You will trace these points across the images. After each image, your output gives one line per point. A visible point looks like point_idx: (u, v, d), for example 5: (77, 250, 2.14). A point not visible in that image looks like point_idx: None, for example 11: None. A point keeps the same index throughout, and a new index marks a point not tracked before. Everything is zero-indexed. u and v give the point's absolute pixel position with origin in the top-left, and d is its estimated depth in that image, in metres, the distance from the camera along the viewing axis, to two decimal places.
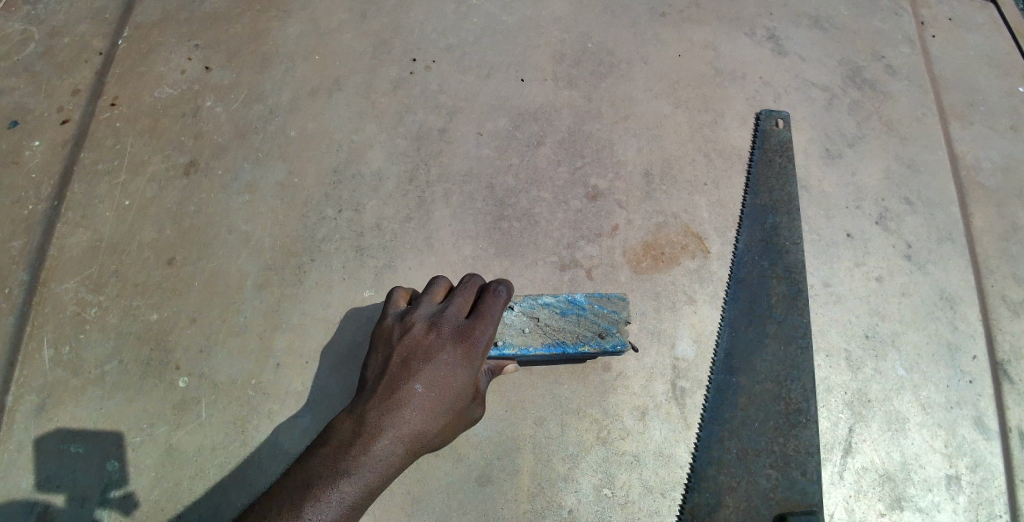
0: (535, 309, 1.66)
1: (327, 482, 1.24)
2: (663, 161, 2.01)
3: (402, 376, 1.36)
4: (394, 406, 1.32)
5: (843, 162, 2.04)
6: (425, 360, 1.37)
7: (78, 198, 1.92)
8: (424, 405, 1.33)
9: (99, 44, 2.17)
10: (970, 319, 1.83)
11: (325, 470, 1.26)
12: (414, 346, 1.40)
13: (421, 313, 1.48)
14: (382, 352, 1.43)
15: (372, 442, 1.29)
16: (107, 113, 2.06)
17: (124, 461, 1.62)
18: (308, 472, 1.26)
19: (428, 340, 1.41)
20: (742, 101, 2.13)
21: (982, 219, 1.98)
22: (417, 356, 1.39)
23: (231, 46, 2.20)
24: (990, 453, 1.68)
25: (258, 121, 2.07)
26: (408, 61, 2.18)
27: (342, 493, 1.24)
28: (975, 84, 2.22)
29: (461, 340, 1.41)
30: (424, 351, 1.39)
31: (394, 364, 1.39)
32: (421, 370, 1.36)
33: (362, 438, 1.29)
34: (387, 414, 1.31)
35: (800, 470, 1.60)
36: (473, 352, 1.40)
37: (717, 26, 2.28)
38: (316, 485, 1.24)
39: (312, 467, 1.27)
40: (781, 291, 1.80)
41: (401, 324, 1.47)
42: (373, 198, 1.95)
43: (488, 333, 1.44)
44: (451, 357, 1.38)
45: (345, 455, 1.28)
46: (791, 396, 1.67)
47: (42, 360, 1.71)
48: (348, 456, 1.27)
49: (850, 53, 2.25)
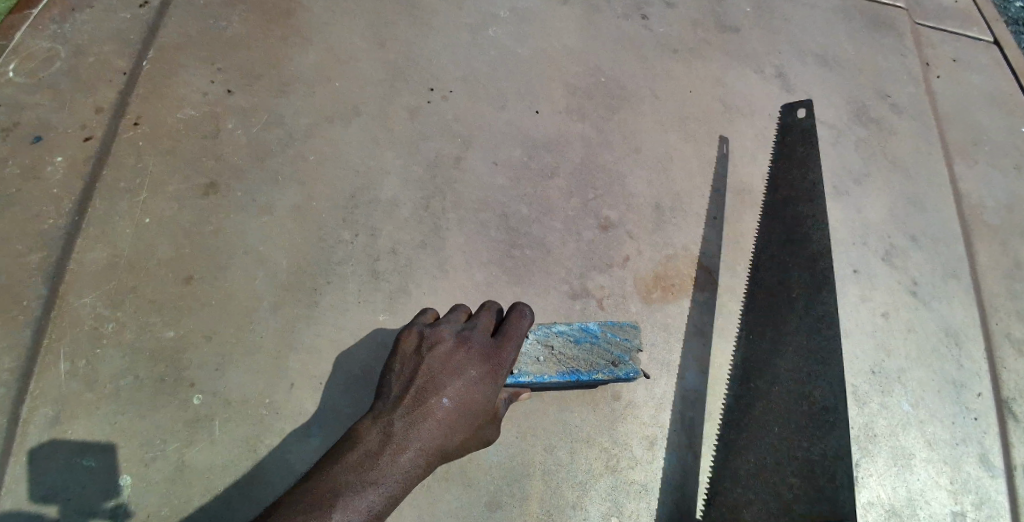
0: (549, 337, 1.69)
1: (358, 489, 1.23)
2: (673, 194, 2.05)
3: (433, 388, 1.39)
4: (425, 418, 1.35)
5: (851, 198, 2.07)
6: (456, 376, 1.41)
7: (99, 215, 1.96)
8: (452, 420, 1.37)
9: (123, 64, 2.23)
10: (975, 356, 1.86)
11: (355, 474, 1.24)
12: (444, 359, 1.43)
13: (448, 327, 1.51)
14: (410, 360, 1.44)
15: (403, 451, 1.30)
16: (130, 132, 2.11)
17: (136, 477, 1.64)
18: (338, 476, 1.24)
19: (459, 355, 1.44)
20: (750, 136, 2.18)
21: (986, 257, 2.02)
22: (447, 369, 1.42)
23: (253, 71, 2.25)
24: (995, 491, 1.70)
25: (278, 145, 2.12)
26: (425, 90, 2.24)
27: (371, 500, 1.23)
28: (979, 124, 2.27)
29: (487, 360, 1.47)
30: (454, 365, 1.43)
31: (425, 374, 1.41)
32: (452, 384, 1.40)
33: (393, 446, 1.30)
34: (419, 424, 1.34)
35: (826, 478, 1.51)
36: (497, 372, 1.47)
37: (727, 62, 2.34)
38: (347, 490, 1.22)
39: (342, 470, 1.25)
40: (801, 285, 1.79)
41: (428, 335, 1.48)
42: (388, 223, 1.99)
43: (510, 355, 1.51)
44: (479, 375, 1.43)
45: (377, 462, 1.28)
46: (815, 393, 1.62)
47: (56, 373, 1.73)
48: (379, 463, 1.28)
49: (856, 91, 2.30)
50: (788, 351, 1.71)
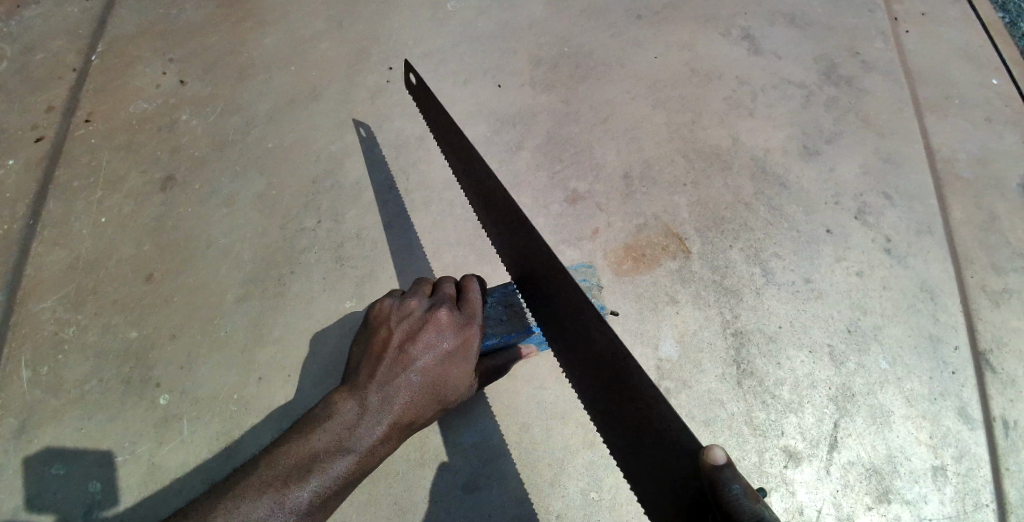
0: (509, 295, 1.63)
1: (327, 458, 1.18)
2: (643, 162, 2.01)
3: (403, 359, 1.27)
4: (394, 389, 1.25)
5: (821, 158, 2.05)
6: (426, 346, 1.28)
7: (55, 217, 1.90)
8: (424, 394, 1.27)
9: (72, 59, 2.15)
10: (952, 310, 1.84)
11: (323, 445, 1.19)
12: (413, 330, 1.31)
13: (416, 299, 1.37)
14: (378, 335, 1.33)
15: (374, 423, 1.22)
16: (82, 129, 2.04)
17: (107, 481, 1.58)
18: (305, 445, 1.19)
19: (429, 325, 1.31)
20: (719, 100, 2.14)
21: (961, 211, 1.99)
22: (416, 340, 1.30)
23: (207, 59, 2.18)
24: (974, 443, 1.67)
25: (235, 134, 2.05)
26: (385, 69, 2.18)
27: (340, 472, 1.18)
28: (949, 77, 2.24)
29: (460, 328, 1.33)
30: (424, 336, 1.30)
31: (393, 346, 1.29)
32: (423, 355, 1.28)
33: (364, 419, 1.22)
34: (387, 396, 1.24)
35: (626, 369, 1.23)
36: (471, 344, 1.33)
37: (694, 26, 2.29)
38: (314, 458, 1.18)
39: (310, 440, 1.19)
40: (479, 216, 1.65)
41: (397, 308, 1.36)
42: (353, 208, 1.94)
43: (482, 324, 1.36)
44: (451, 345, 1.30)
45: (344, 434, 1.20)
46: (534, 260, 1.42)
47: (21, 381, 1.69)
48: (349, 434, 1.20)
49: (825, 50, 2.27)
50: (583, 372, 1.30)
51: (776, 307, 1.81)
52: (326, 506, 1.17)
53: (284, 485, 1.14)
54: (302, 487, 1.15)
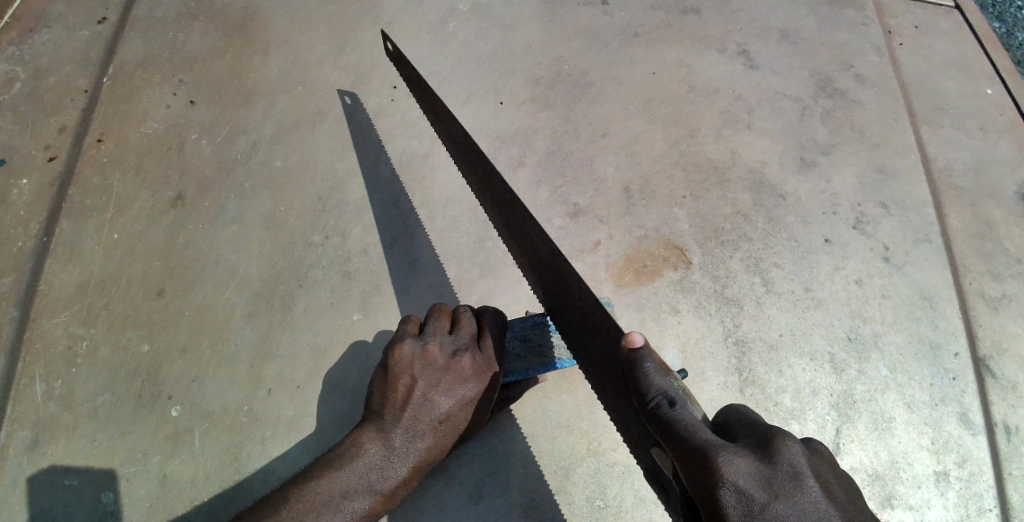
0: (528, 330, 1.65)
1: (356, 497, 1.28)
2: (642, 176, 2.05)
3: (427, 408, 1.36)
4: (419, 435, 1.35)
5: (817, 170, 2.09)
6: (450, 396, 1.37)
7: (67, 235, 1.94)
8: (444, 440, 1.38)
9: (83, 82, 2.21)
10: (950, 317, 1.86)
11: (352, 483, 1.29)
12: (437, 379, 1.38)
13: (438, 342, 1.41)
14: (402, 378, 1.38)
15: (399, 466, 1.32)
16: (93, 149, 2.09)
17: (118, 493, 1.61)
18: (335, 483, 1.28)
19: (451, 375, 1.38)
20: (716, 115, 2.19)
21: (956, 220, 2.02)
22: (440, 389, 1.38)
23: (215, 81, 2.24)
24: (977, 448, 1.69)
25: (243, 153, 2.10)
26: (389, 89, 2.23)
27: (365, 510, 1.29)
28: (942, 89, 2.28)
29: (480, 377, 1.41)
30: (447, 385, 1.38)
31: (418, 394, 1.36)
32: (445, 404, 1.37)
33: (392, 462, 1.32)
34: (412, 441, 1.34)
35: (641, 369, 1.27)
36: (488, 391, 1.42)
37: (689, 43, 2.34)
38: (343, 496, 1.27)
39: (339, 477, 1.29)
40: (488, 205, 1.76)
41: (419, 353, 1.39)
42: (359, 224, 1.98)
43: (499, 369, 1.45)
44: (471, 394, 1.40)
45: (372, 475, 1.31)
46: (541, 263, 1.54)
47: (34, 396, 1.72)
48: (377, 476, 1.31)
49: (819, 64, 2.32)
50: (587, 346, 1.39)
51: (777, 315, 1.83)
52: None
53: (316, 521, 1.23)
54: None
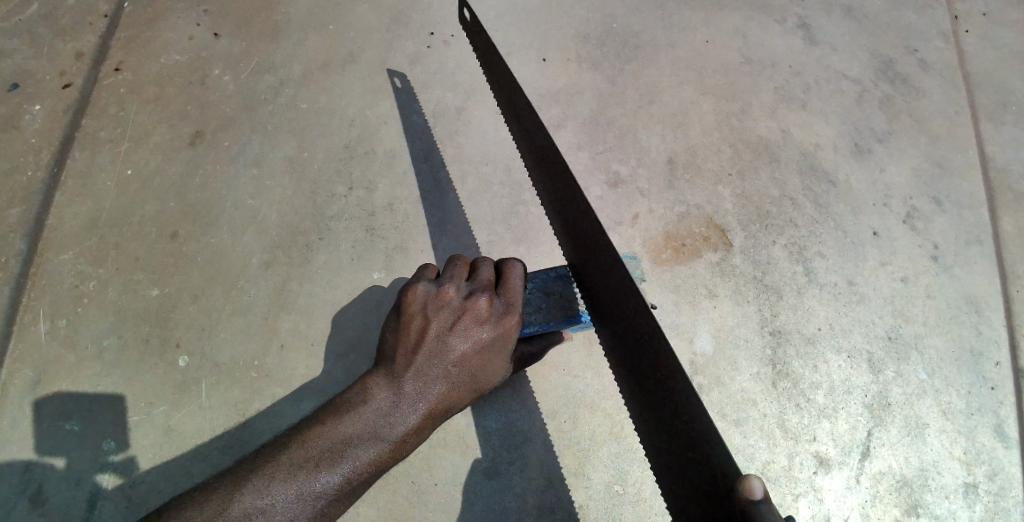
0: (549, 283, 1.54)
1: (362, 445, 1.14)
2: (686, 149, 1.94)
3: (442, 348, 1.23)
4: (433, 379, 1.21)
5: (871, 158, 1.98)
6: (466, 337, 1.25)
7: (79, 167, 1.86)
8: (461, 384, 1.24)
9: (104, 6, 2.09)
10: (995, 324, 1.77)
11: (357, 429, 1.15)
12: (452, 320, 1.26)
13: (454, 285, 1.31)
14: (415, 319, 1.26)
15: (410, 411, 1.18)
16: (111, 79, 1.99)
17: (121, 441, 1.57)
18: (339, 427, 1.15)
19: (468, 316, 1.27)
20: (769, 90, 2.06)
21: (1012, 223, 1.91)
22: (456, 329, 1.25)
23: (242, 14, 2.11)
24: (1010, 462, 1.63)
25: (268, 93, 2.00)
26: (425, 35, 2.10)
27: (370, 460, 1.14)
28: (1010, 81, 2.14)
29: (499, 319, 1.29)
30: (463, 326, 1.26)
31: (432, 335, 1.24)
32: (461, 344, 1.24)
33: (402, 408, 1.18)
34: (424, 386, 1.20)
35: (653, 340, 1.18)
36: (510, 335, 1.29)
37: (746, 11, 2.19)
38: (347, 443, 1.14)
39: (343, 422, 1.15)
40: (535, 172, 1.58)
41: (433, 295, 1.29)
42: (385, 177, 1.89)
43: (520, 314, 1.33)
44: (490, 336, 1.27)
45: (380, 421, 1.17)
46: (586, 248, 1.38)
47: (39, 333, 1.66)
48: (385, 422, 1.17)
49: (882, 45, 2.17)
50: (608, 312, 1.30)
51: (817, 308, 1.75)
52: (353, 491, 1.15)
53: (316, 465, 1.11)
54: (334, 471, 1.12)
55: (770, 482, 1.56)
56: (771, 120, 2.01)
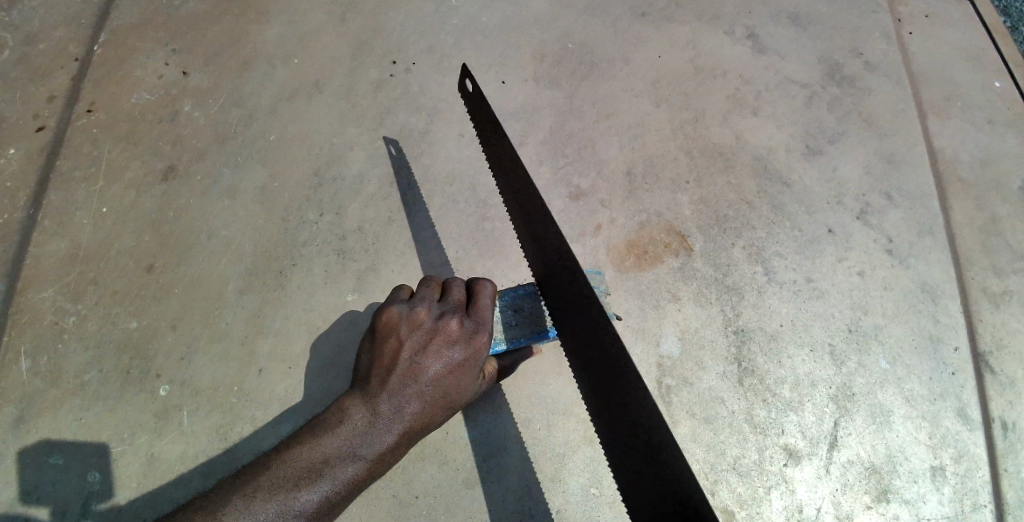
0: (518, 300, 1.58)
1: (338, 465, 1.18)
2: (646, 159, 2.01)
3: (415, 370, 1.27)
4: (406, 399, 1.25)
5: (824, 158, 2.06)
6: (438, 357, 1.28)
7: (55, 206, 1.90)
8: (434, 404, 1.28)
9: (74, 50, 2.14)
10: (951, 311, 1.84)
11: (334, 448, 1.19)
12: (424, 341, 1.29)
13: (425, 306, 1.34)
14: (388, 341, 1.30)
15: (385, 431, 1.22)
16: (83, 119, 2.03)
17: (105, 472, 1.59)
18: (317, 448, 1.19)
19: (439, 336, 1.30)
20: (723, 98, 2.14)
21: (961, 212, 1.99)
22: (428, 351, 1.29)
23: (210, 50, 2.17)
24: (974, 443, 1.68)
25: (237, 125, 2.05)
26: (388, 63, 2.17)
27: (347, 479, 1.19)
28: (952, 77, 2.23)
29: (470, 339, 1.33)
30: (435, 347, 1.29)
31: (405, 356, 1.28)
32: (434, 365, 1.28)
33: (376, 429, 1.22)
34: (398, 406, 1.24)
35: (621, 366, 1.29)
36: (481, 354, 1.33)
37: (698, 23, 2.28)
38: (325, 463, 1.18)
39: (321, 444, 1.20)
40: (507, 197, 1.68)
41: (406, 315, 1.32)
42: (355, 201, 1.93)
43: (491, 333, 1.37)
44: (462, 357, 1.30)
45: (355, 441, 1.21)
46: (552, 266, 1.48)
47: (20, 371, 1.68)
48: (361, 442, 1.20)
49: (829, 50, 2.27)
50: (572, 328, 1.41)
51: (778, 305, 1.81)
52: (331, 510, 1.19)
53: (293, 486, 1.15)
54: (312, 490, 1.15)
55: (742, 476, 1.61)
56: (726, 126, 2.09)
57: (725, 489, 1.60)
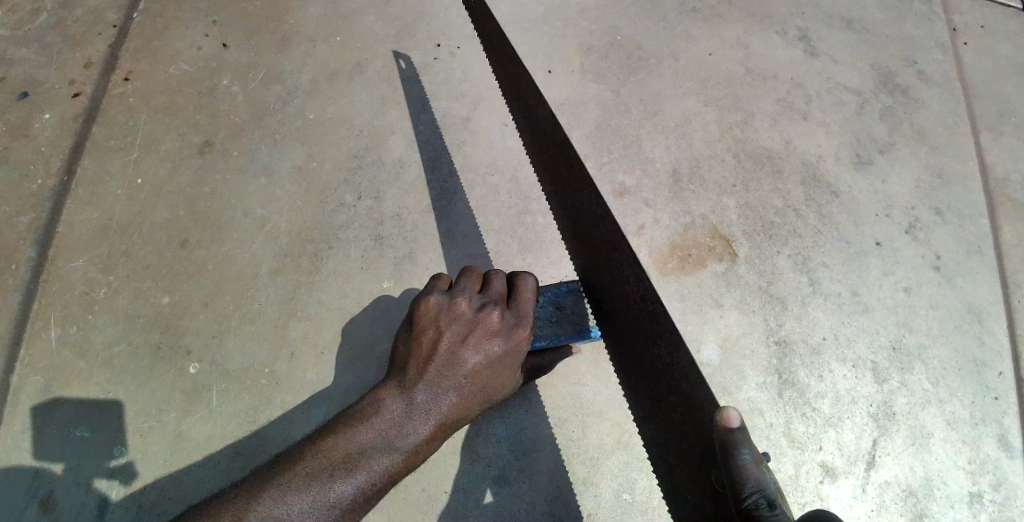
0: (560, 297, 1.56)
1: (374, 455, 1.13)
2: (691, 160, 1.96)
3: (455, 362, 1.22)
4: (446, 390, 1.20)
5: (874, 169, 2.00)
6: (478, 349, 1.24)
7: (90, 175, 1.87)
8: (472, 396, 1.23)
9: (113, 16, 2.11)
10: (998, 333, 1.79)
11: (371, 439, 1.14)
12: (465, 332, 1.25)
13: (465, 297, 1.31)
14: (427, 331, 1.26)
15: (422, 422, 1.17)
16: (120, 88, 2.00)
17: (131, 449, 1.57)
18: (353, 438, 1.13)
19: (480, 328, 1.26)
20: (772, 101, 2.09)
21: (1013, 232, 1.93)
22: (467, 342, 1.25)
23: (250, 25, 2.14)
24: (1014, 472, 1.64)
25: (276, 103, 2.02)
26: (432, 46, 2.13)
27: (384, 472, 1.13)
28: (1009, 92, 2.17)
29: (510, 333, 1.29)
30: (476, 339, 1.25)
31: (445, 347, 1.24)
32: (474, 357, 1.24)
33: (414, 420, 1.17)
34: (437, 397, 1.19)
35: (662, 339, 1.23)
36: (520, 348, 1.29)
37: (748, 23, 2.22)
38: (361, 454, 1.12)
39: (356, 434, 1.14)
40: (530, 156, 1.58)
41: (446, 305, 1.29)
42: (393, 186, 1.90)
43: (531, 328, 1.33)
44: (501, 350, 1.27)
45: (393, 432, 1.15)
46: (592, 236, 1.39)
47: (48, 340, 1.67)
48: (398, 433, 1.15)
49: (883, 58, 2.20)
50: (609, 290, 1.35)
51: (821, 318, 1.76)
52: (365, 505, 1.12)
53: (327, 477, 1.09)
54: (349, 482, 1.09)
55: None
56: (774, 131, 2.03)
57: None
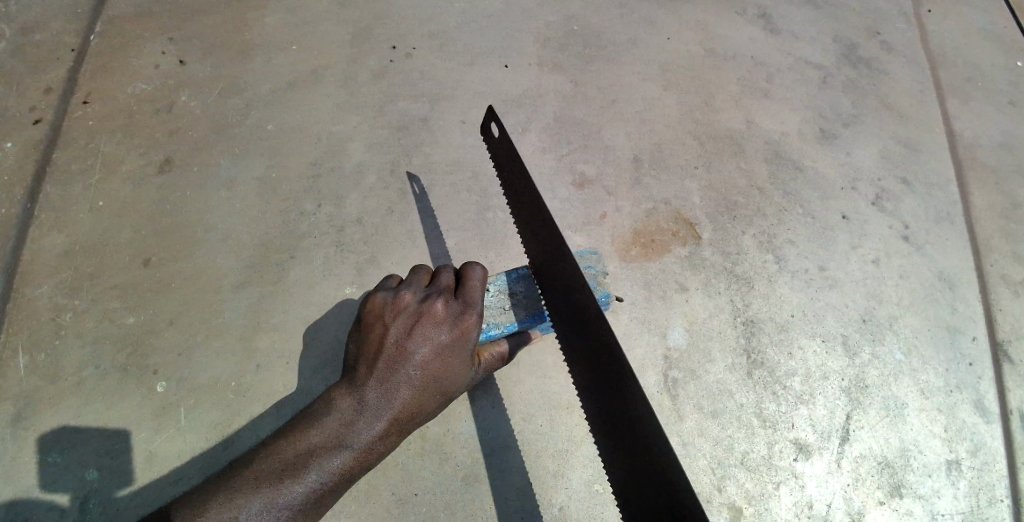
0: (511, 284, 1.54)
1: (325, 453, 1.13)
2: (652, 146, 1.95)
3: (401, 354, 1.22)
4: (396, 385, 1.20)
5: (838, 142, 1.99)
6: (425, 339, 1.24)
7: (53, 200, 1.87)
8: (425, 388, 1.22)
9: (72, 41, 2.10)
10: (970, 299, 1.78)
11: (320, 439, 1.14)
12: (410, 324, 1.25)
13: (410, 291, 1.31)
14: (374, 328, 1.26)
15: (374, 420, 1.17)
16: (81, 111, 2.00)
17: (104, 469, 1.56)
18: (303, 439, 1.14)
19: (425, 319, 1.26)
20: (733, 82, 2.07)
21: (982, 198, 1.93)
22: (414, 334, 1.25)
23: (207, 39, 2.13)
24: (991, 437, 1.63)
25: (236, 116, 2.01)
26: (388, 49, 2.12)
27: (337, 469, 1.13)
28: (972, 58, 2.16)
29: (456, 320, 1.28)
30: (421, 330, 1.25)
31: (391, 341, 1.24)
32: (421, 348, 1.23)
33: (366, 417, 1.17)
34: (387, 392, 1.19)
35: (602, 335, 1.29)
36: (469, 336, 1.29)
37: (706, 5, 2.22)
38: (311, 453, 1.13)
39: (306, 435, 1.15)
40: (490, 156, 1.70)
41: (390, 301, 1.29)
42: (354, 192, 1.90)
43: (480, 315, 1.32)
44: (448, 338, 1.26)
45: (343, 429, 1.16)
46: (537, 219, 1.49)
47: (19, 367, 1.66)
48: (350, 430, 1.15)
49: (843, 30, 2.19)
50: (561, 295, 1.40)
51: (788, 295, 1.76)
52: (322, 503, 1.13)
53: (278, 479, 1.10)
54: (298, 481, 1.10)
55: (749, 470, 1.56)
56: (736, 109, 2.03)
57: (733, 485, 1.54)
